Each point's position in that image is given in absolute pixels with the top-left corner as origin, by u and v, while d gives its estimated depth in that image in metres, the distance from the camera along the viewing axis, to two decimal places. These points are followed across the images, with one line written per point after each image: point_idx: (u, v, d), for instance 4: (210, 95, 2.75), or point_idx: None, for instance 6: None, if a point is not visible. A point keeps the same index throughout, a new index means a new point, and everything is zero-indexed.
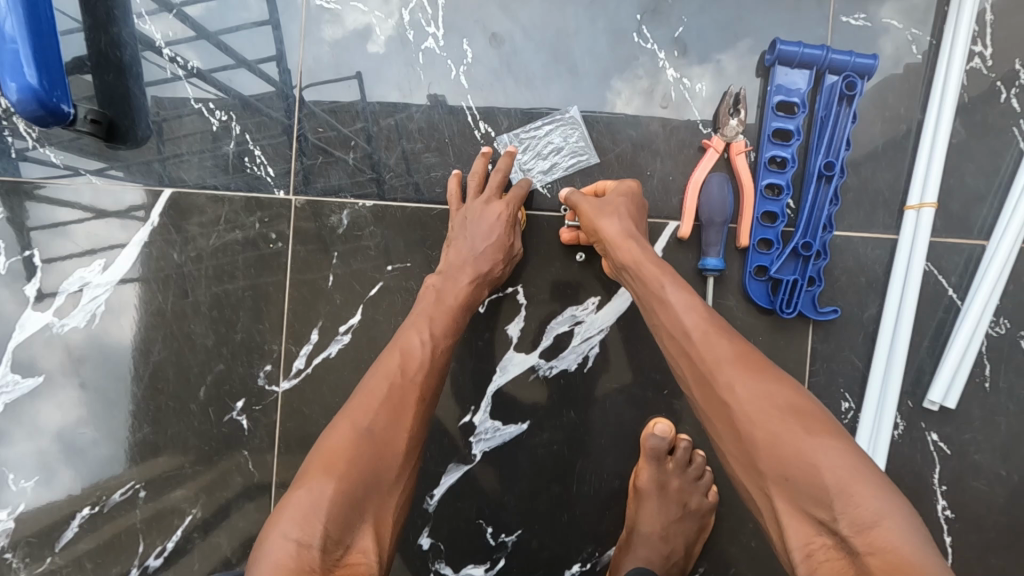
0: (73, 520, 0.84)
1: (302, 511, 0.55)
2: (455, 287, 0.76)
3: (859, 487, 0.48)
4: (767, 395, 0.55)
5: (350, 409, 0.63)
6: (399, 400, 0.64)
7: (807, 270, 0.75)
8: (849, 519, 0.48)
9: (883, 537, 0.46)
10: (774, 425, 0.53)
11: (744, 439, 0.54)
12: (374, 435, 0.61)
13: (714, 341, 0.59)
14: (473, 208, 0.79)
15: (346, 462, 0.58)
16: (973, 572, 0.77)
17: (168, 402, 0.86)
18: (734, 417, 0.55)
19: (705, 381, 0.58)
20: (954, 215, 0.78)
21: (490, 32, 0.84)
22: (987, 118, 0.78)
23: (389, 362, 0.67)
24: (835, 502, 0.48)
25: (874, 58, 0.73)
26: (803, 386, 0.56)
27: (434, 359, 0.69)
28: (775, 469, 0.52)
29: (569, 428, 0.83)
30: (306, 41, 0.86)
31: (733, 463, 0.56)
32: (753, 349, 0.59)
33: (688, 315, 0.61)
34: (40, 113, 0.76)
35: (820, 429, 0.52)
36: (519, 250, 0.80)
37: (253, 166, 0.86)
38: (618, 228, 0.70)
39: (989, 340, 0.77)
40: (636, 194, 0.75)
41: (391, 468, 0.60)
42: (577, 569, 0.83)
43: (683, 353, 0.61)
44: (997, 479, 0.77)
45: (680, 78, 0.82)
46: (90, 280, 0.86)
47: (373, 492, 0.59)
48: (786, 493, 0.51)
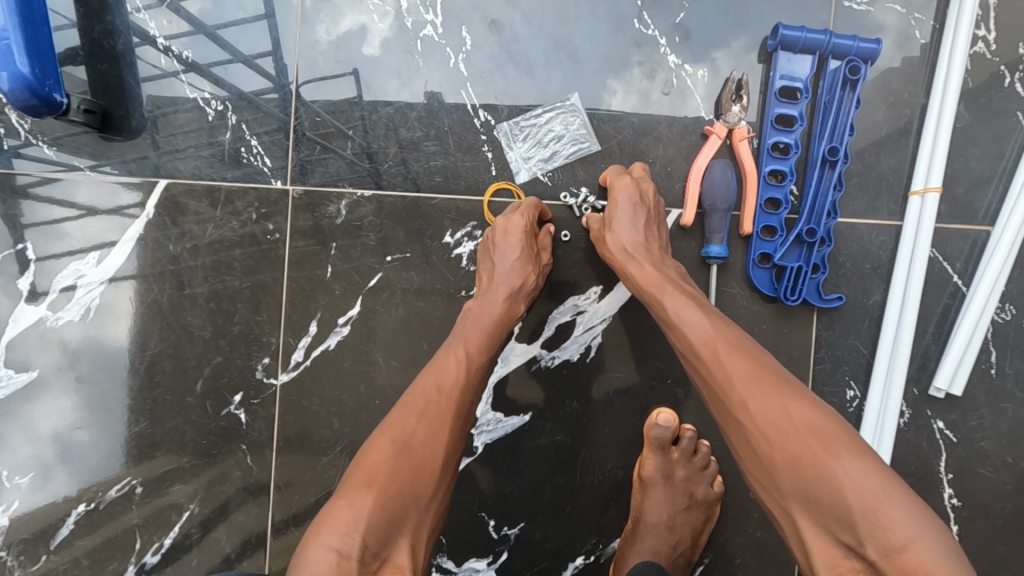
0: (68, 517, 0.83)
1: (340, 521, 0.53)
2: (489, 307, 0.73)
3: (886, 508, 0.46)
4: (783, 413, 0.53)
5: (389, 425, 0.61)
6: (437, 415, 0.62)
7: (812, 257, 0.74)
8: (876, 542, 0.46)
9: (913, 560, 0.44)
10: (792, 445, 0.52)
11: (763, 460, 0.54)
12: (412, 450, 0.59)
13: (726, 358, 0.58)
14: (498, 236, 0.76)
15: (385, 477, 0.56)
16: (980, 561, 0.77)
17: (165, 397, 0.84)
18: (752, 439, 0.55)
19: (721, 400, 0.58)
20: (958, 200, 0.77)
21: (490, 19, 0.83)
22: (991, 102, 0.77)
23: (425, 381, 0.65)
24: (860, 525, 0.47)
25: (877, 43, 0.73)
26: (823, 403, 0.54)
27: (470, 375, 0.67)
28: (797, 490, 0.51)
29: (572, 419, 0.82)
30: (302, 32, 0.85)
31: (755, 482, 0.56)
32: (769, 363, 0.57)
33: (699, 332, 0.61)
34: (34, 102, 0.75)
35: (842, 447, 0.50)
36: (547, 262, 0.79)
37: (250, 157, 0.85)
38: (628, 239, 0.73)
39: (995, 326, 0.77)
40: (633, 191, 0.74)
41: (427, 485, 0.58)
42: (581, 561, 0.82)
43: (698, 372, 0.61)
44: (1005, 467, 0.77)
45: (682, 64, 0.81)
46: (84, 272, 0.85)
47: (412, 507, 0.57)
48: (810, 514, 0.50)
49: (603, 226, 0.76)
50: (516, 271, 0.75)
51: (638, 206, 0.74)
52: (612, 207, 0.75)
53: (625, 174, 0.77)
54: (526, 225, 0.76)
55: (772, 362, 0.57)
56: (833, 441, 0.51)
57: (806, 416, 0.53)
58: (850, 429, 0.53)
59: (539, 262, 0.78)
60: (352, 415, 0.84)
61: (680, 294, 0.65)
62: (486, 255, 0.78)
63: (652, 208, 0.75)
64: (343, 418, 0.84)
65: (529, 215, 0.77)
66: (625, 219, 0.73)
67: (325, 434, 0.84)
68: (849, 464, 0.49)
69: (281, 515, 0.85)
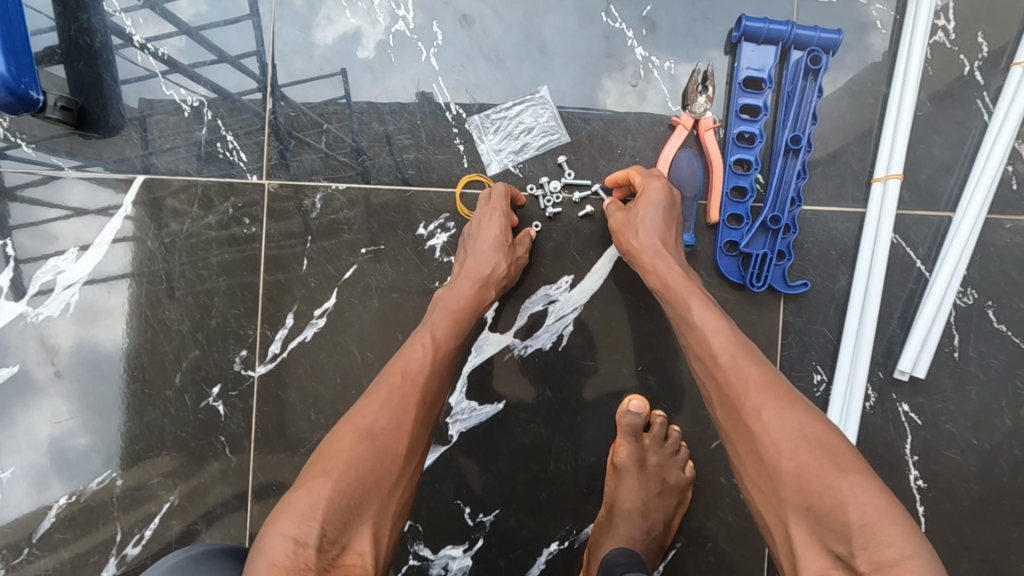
0: (50, 510, 0.84)
1: (296, 509, 0.54)
2: (460, 295, 0.74)
3: (886, 526, 0.46)
4: (794, 423, 0.54)
5: (355, 411, 0.62)
6: (401, 402, 0.63)
7: (776, 244, 0.76)
8: (868, 555, 0.45)
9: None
10: (801, 455, 0.53)
11: (769, 467, 0.54)
12: (374, 437, 0.60)
13: (742, 365, 0.59)
14: (473, 224, 0.79)
15: (344, 465, 0.57)
16: (947, 542, 0.78)
17: (145, 389, 0.85)
18: (760, 444, 0.55)
19: (731, 406, 0.59)
20: (920, 187, 0.79)
21: (461, 14, 0.84)
22: (951, 90, 0.79)
23: (391, 369, 0.66)
24: (856, 536, 0.47)
25: (838, 33, 0.74)
26: (832, 423, 0.55)
27: (437, 359, 0.68)
28: (798, 498, 0.51)
29: (545, 406, 0.83)
30: (277, 28, 0.86)
31: (754, 490, 0.56)
32: (783, 380, 0.59)
33: (718, 337, 0.62)
34: (9, 99, 0.76)
35: (849, 465, 0.51)
36: (524, 258, 0.80)
37: (226, 152, 0.86)
38: (652, 244, 0.72)
39: (957, 311, 0.78)
40: (666, 194, 0.74)
41: (391, 471, 0.60)
42: (555, 547, 0.83)
43: (712, 377, 0.62)
44: (970, 449, 0.78)
45: (649, 57, 0.82)
46: (64, 268, 0.86)
47: (373, 495, 0.58)
48: (806, 522, 0.50)
49: (629, 220, 0.75)
50: (485, 257, 0.76)
51: (667, 210, 0.74)
52: (642, 207, 0.74)
53: (656, 175, 0.76)
54: (501, 211, 0.78)
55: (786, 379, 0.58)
56: (839, 456, 0.52)
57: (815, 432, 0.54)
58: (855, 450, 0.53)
59: (514, 254, 0.78)
60: (329, 407, 0.85)
61: (698, 298, 0.67)
62: (463, 245, 0.80)
63: (676, 211, 0.76)
64: (320, 409, 0.85)
65: (503, 202, 0.79)
66: (653, 219, 0.73)
67: (302, 426, 0.85)
68: (854, 481, 0.49)
69: (260, 505, 0.85)
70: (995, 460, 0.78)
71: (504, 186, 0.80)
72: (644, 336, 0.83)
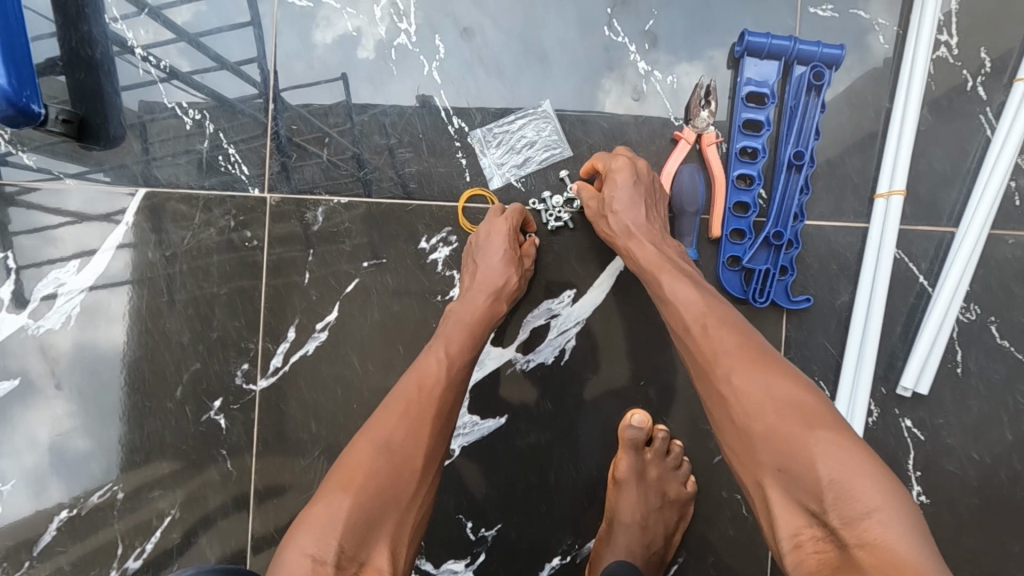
0: (51, 523, 0.84)
1: (315, 526, 0.54)
2: (474, 306, 0.75)
3: (856, 481, 0.47)
4: (765, 387, 0.54)
5: (372, 424, 0.62)
6: (417, 414, 0.62)
7: (779, 260, 0.75)
8: (839, 511, 0.46)
9: (873, 529, 0.44)
10: (770, 418, 0.52)
11: (741, 431, 0.54)
12: (391, 450, 0.59)
13: (713, 333, 0.59)
14: (483, 236, 0.78)
15: (362, 479, 0.57)
16: (949, 557, 0.78)
17: (146, 402, 0.85)
18: (732, 409, 0.55)
19: (705, 373, 0.59)
20: (922, 202, 0.78)
21: (462, 27, 0.84)
22: (954, 106, 0.78)
23: (406, 382, 0.66)
24: (826, 495, 0.47)
25: (841, 48, 0.74)
26: (807, 380, 0.54)
27: (453, 373, 0.68)
28: (770, 459, 0.51)
29: (546, 418, 0.83)
30: (279, 41, 0.86)
31: (731, 455, 0.56)
32: (756, 341, 0.58)
33: (690, 308, 0.62)
34: (10, 112, 0.76)
35: (819, 422, 0.50)
36: (530, 267, 0.81)
37: (228, 164, 0.86)
38: (626, 223, 0.73)
39: (960, 326, 0.78)
40: (631, 171, 0.74)
41: (408, 485, 0.59)
42: (557, 562, 0.83)
43: (688, 348, 0.61)
44: (972, 464, 0.78)
45: (651, 71, 0.82)
46: (65, 280, 0.85)
47: (392, 508, 0.57)
48: (780, 483, 0.50)
49: (601, 206, 0.75)
50: (500, 270, 0.76)
51: (638, 185, 0.74)
52: (609, 188, 0.74)
53: (617, 155, 0.77)
54: (512, 224, 0.78)
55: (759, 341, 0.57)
56: (811, 415, 0.51)
57: (787, 391, 0.53)
58: (831, 406, 0.53)
59: (522, 265, 0.79)
60: (330, 419, 0.85)
61: (676, 271, 0.67)
62: (472, 256, 0.80)
63: (650, 185, 0.75)
64: (321, 422, 0.85)
65: (512, 216, 0.79)
66: (623, 198, 0.73)
67: (303, 439, 0.85)
68: (823, 439, 0.49)
69: (261, 518, 0.85)
70: (998, 475, 0.78)
71: (515, 206, 0.80)
72: (646, 350, 0.83)
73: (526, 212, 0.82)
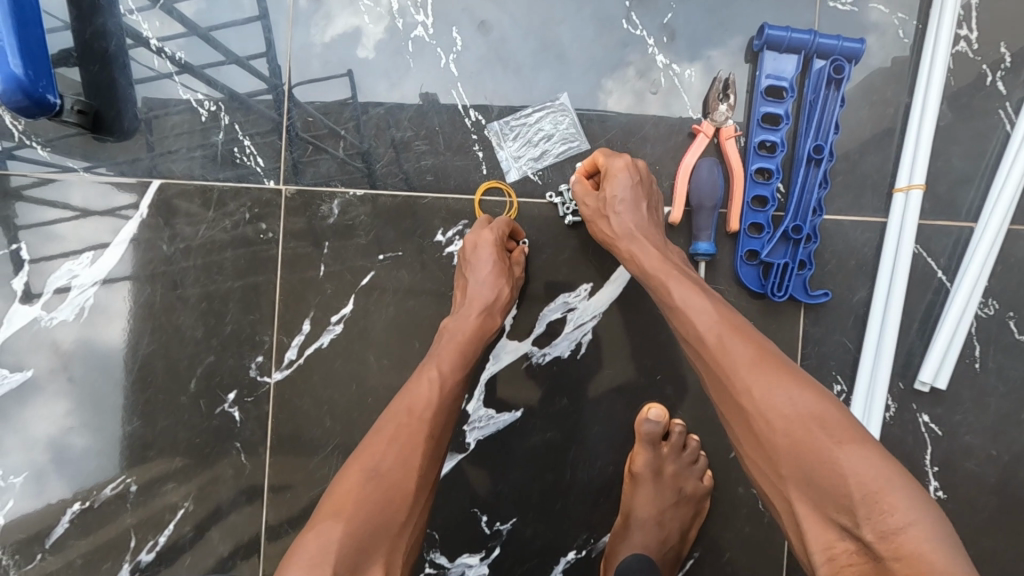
0: (63, 516, 0.84)
1: (307, 554, 0.54)
2: (466, 322, 0.74)
3: (887, 494, 0.48)
4: (788, 400, 0.54)
5: (360, 452, 0.62)
6: (408, 437, 0.62)
7: (798, 253, 0.75)
8: (873, 525, 0.47)
9: (910, 543, 0.46)
10: (795, 432, 0.53)
11: (765, 444, 0.54)
12: (380, 475, 0.59)
13: (730, 344, 0.59)
14: (471, 249, 0.78)
15: (353, 506, 0.57)
16: (965, 553, 0.78)
17: (158, 395, 0.85)
18: (756, 423, 0.55)
19: (724, 385, 0.58)
20: (941, 198, 0.78)
21: (479, 21, 0.84)
22: (973, 101, 0.78)
23: (397, 405, 0.66)
24: (859, 509, 0.48)
25: (861, 42, 0.74)
26: (826, 391, 0.55)
27: (444, 394, 0.67)
28: (799, 474, 0.52)
29: (561, 415, 0.83)
30: (294, 33, 0.85)
31: (753, 468, 0.56)
32: (773, 351, 0.58)
33: (703, 316, 0.61)
34: (26, 103, 0.75)
35: (845, 436, 0.51)
36: (519, 276, 0.81)
37: (243, 157, 0.85)
38: (629, 225, 0.72)
39: (978, 321, 0.78)
40: (631, 169, 0.74)
41: (400, 510, 0.58)
42: (572, 556, 0.83)
43: (702, 358, 0.61)
44: (989, 460, 0.78)
45: (670, 65, 0.82)
46: (78, 272, 0.85)
47: (384, 533, 0.57)
48: (810, 498, 0.51)
49: (600, 206, 0.75)
50: (489, 283, 0.76)
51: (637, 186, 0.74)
52: (610, 186, 0.73)
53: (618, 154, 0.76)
54: (499, 236, 0.78)
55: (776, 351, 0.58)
56: (835, 428, 0.52)
57: (810, 404, 0.54)
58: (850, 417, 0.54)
59: (511, 275, 0.79)
60: (344, 414, 0.85)
61: (685, 279, 0.66)
62: (462, 269, 0.79)
63: (648, 186, 0.75)
64: (335, 417, 0.85)
65: (499, 229, 0.78)
66: (625, 200, 0.73)
67: (317, 433, 0.85)
68: (853, 453, 0.50)
69: (275, 513, 0.85)
70: (1015, 472, 0.78)
71: (501, 218, 0.80)
72: (662, 345, 0.83)
73: (521, 232, 0.82)
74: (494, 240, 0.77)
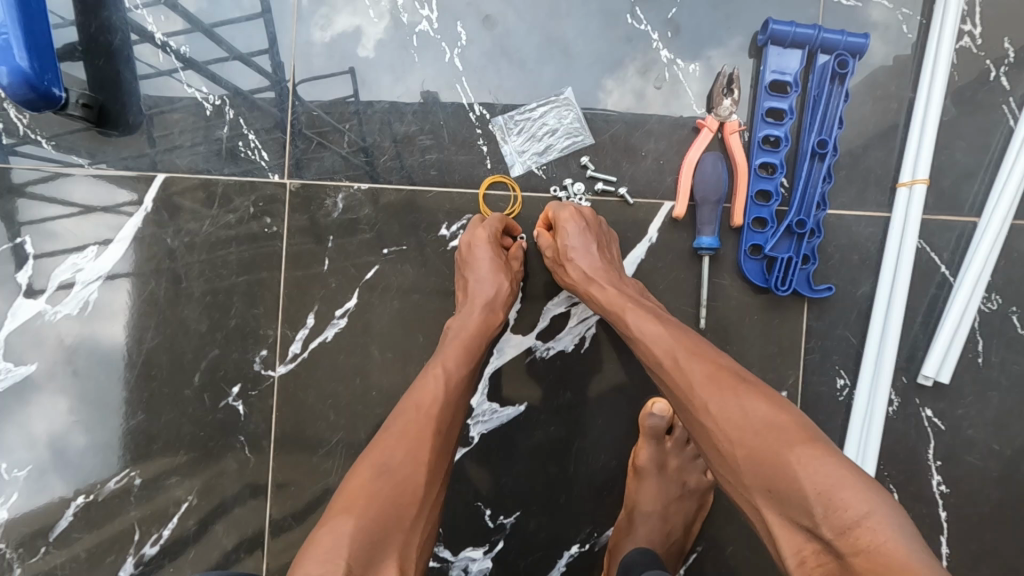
0: (67, 509, 0.84)
1: (321, 549, 0.53)
2: (468, 320, 0.74)
3: (840, 490, 0.45)
4: (740, 410, 0.53)
5: (370, 449, 0.62)
6: (416, 433, 0.62)
7: (802, 248, 0.75)
8: (830, 522, 0.45)
9: (867, 537, 0.43)
10: (750, 440, 0.51)
11: (724, 456, 0.53)
12: (391, 471, 0.59)
13: (685, 364, 0.58)
14: (467, 251, 0.78)
15: (365, 501, 0.57)
16: (967, 547, 0.78)
17: (162, 389, 0.85)
18: (713, 437, 0.54)
19: (683, 406, 0.57)
20: (944, 193, 0.79)
21: (484, 15, 0.84)
22: (976, 96, 0.79)
23: (405, 403, 0.66)
24: (815, 508, 0.46)
25: (865, 37, 0.74)
26: (783, 398, 0.54)
27: (451, 389, 0.67)
28: (757, 481, 0.50)
29: (564, 408, 0.83)
30: (299, 27, 0.85)
31: (722, 482, 0.54)
32: (729, 366, 0.57)
33: (659, 342, 0.61)
34: (31, 96, 0.75)
35: (797, 438, 0.49)
36: (519, 269, 0.81)
37: (248, 151, 0.85)
38: (585, 269, 0.73)
39: (981, 316, 0.78)
40: (578, 219, 0.75)
41: (412, 504, 0.59)
42: (576, 550, 0.83)
43: (664, 382, 0.60)
44: (991, 454, 0.78)
45: (674, 59, 0.82)
46: (83, 266, 0.85)
47: (395, 528, 0.57)
48: (771, 504, 0.49)
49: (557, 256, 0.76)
50: (490, 279, 0.77)
51: (587, 232, 0.75)
52: (561, 238, 0.75)
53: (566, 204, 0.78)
54: (492, 237, 0.78)
55: (730, 365, 0.57)
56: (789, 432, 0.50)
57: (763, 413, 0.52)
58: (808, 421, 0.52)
59: (512, 269, 0.80)
60: (348, 408, 0.85)
61: (640, 309, 0.66)
62: (461, 269, 0.80)
63: (599, 231, 0.77)
64: (339, 411, 0.85)
65: (493, 228, 0.79)
66: (578, 247, 0.74)
67: (321, 427, 0.85)
68: (803, 453, 0.48)
69: (279, 506, 0.85)
70: (1017, 465, 0.78)
71: (494, 215, 0.80)
72: None
73: (515, 226, 0.83)
74: (489, 242, 0.78)
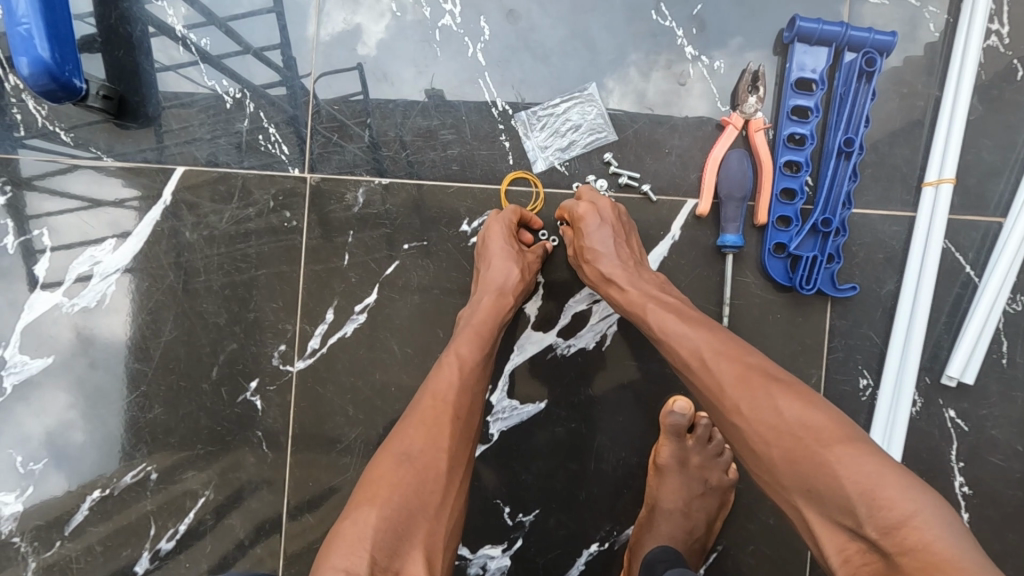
0: (83, 503, 0.83)
1: (348, 541, 0.53)
2: (479, 310, 0.74)
3: (881, 489, 0.45)
4: (773, 409, 0.52)
5: (388, 441, 0.61)
6: (434, 421, 0.62)
7: (826, 247, 0.75)
8: (874, 521, 0.44)
9: (913, 535, 0.43)
10: (786, 442, 0.50)
11: (761, 457, 0.52)
12: (412, 459, 0.59)
13: (712, 363, 0.57)
14: (483, 246, 0.78)
15: (387, 490, 0.56)
16: (989, 548, 0.78)
17: (181, 382, 0.85)
18: (748, 439, 0.53)
19: (714, 405, 0.56)
20: (970, 192, 0.78)
21: (507, 9, 0.84)
22: (1003, 95, 0.78)
23: (422, 393, 0.65)
24: (858, 508, 0.45)
25: (893, 35, 0.73)
26: (814, 394, 0.53)
27: (465, 375, 0.67)
28: (797, 482, 0.49)
29: (585, 405, 0.83)
30: (319, 21, 0.85)
31: (757, 479, 0.54)
32: (759, 363, 0.56)
33: (686, 341, 0.60)
34: (52, 87, 0.75)
35: (833, 437, 0.49)
36: (536, 260, 0.80)
37: (267, 144, 0.85)
38: (611, 263, 0.72)
39: (1006, 317, 0.78)
40: (603, 212, 0.75)
41: (435, 491, 0.58)
42: (595, 548, 0.83)
43: (693, 382, 0.59)
44: (1014, 455, 0.77)
45: (698, 57, 0.82)
46: (100, 259, 0.85)
47: (418, 517, 0.56)
48: (813, 504, 0.48)
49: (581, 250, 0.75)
50: (502, 270, 0.76)
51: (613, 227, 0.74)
52: (586, 235, 0.74)
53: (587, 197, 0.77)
54: (505, 232, 0.78)
55: (757, 361, 0.56)
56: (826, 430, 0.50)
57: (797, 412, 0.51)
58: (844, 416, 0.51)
59: (527, 259, 0.79)
60: (367, 403, 0.85)
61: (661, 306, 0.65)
62: (479, 263, 0.79)
63: (620, 224, 0.76)
64: (358, 406, 0.85)
65: (506, 222, 0.78)
66: (602, 241, 0.73)
67: (340, 421, 0.85)
68: (843, 453, 0.47)
69: (296, 502, 0.85)
70: None
71: (508, 209, 0.80)
72: None
73: (535, 220, 0.82)
74: (504, 236, 0.78)
